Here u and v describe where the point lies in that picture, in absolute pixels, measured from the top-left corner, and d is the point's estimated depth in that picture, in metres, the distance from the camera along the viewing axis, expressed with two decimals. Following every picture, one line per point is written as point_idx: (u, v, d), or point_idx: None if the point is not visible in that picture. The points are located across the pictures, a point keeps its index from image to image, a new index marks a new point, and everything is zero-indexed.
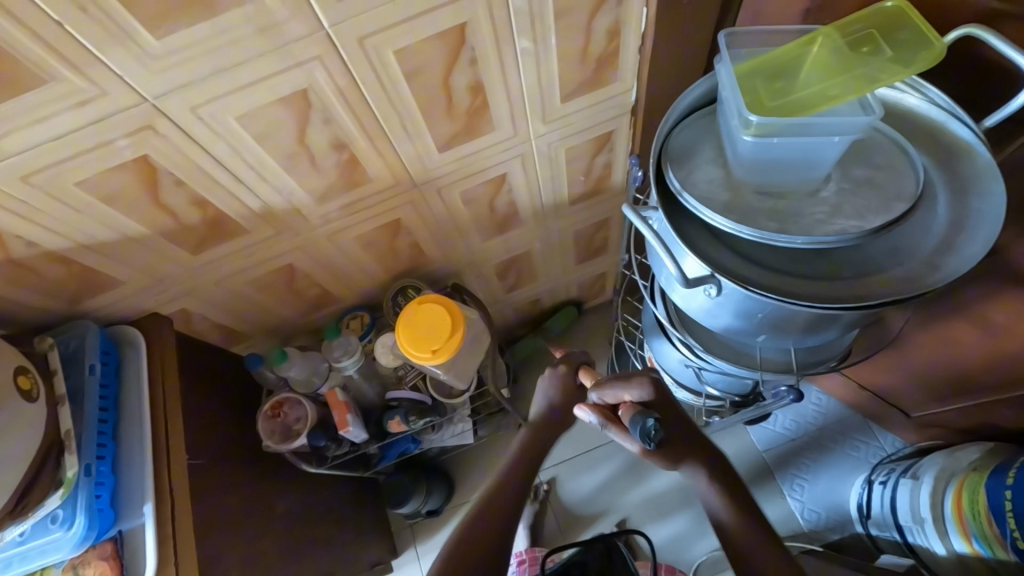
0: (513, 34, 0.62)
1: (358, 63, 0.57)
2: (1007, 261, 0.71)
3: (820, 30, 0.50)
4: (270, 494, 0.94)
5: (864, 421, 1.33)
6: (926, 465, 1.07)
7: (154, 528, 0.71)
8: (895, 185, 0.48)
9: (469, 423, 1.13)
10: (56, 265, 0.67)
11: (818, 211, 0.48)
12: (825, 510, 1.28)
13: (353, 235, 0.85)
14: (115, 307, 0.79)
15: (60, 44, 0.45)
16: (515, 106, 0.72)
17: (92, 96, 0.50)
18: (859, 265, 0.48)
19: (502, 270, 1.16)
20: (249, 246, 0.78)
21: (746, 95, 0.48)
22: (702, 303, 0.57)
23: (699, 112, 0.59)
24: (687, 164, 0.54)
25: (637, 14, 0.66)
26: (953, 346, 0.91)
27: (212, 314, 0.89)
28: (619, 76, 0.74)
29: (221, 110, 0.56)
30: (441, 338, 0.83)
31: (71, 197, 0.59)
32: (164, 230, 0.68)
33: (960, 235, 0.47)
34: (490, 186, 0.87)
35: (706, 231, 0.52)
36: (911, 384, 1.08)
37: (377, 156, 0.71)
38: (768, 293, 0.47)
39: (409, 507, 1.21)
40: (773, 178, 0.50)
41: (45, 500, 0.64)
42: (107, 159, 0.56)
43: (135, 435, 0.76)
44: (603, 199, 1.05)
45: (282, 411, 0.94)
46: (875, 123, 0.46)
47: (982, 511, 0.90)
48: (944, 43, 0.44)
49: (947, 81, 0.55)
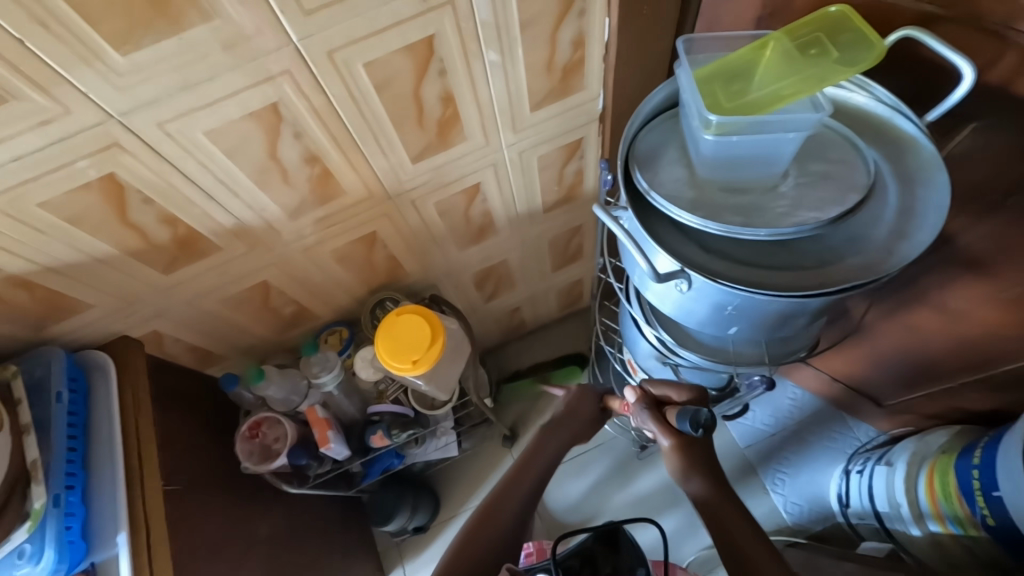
0: (481, 45, 0.63)
1: (328, 76, 0.58)
2: (958, 248, 0.75)
3: (771, 35, 0.53)
4: (251, 517, 0.91)
5: (839, 412, 1.37)
6: (898, 450, 1.10)
7: (130, 559, 0.69)
8: (848, 177, 0.50)
9: (452, 435, 1.13)
10: (19, 289, 0.65)
11: (778, 205, 0.50)
12: (806, 502, 1.31)
13: (328, 249, 0.84)
14: (83, 332, 0.77)
15: (22, 62, 0.45)
16: (486, 116, 0.74)
17: (56, 115, 0.49)
18: (820, 255, 0.50)
19: (479, 280, 1.16)
20: (222, 264, 0.77)
21: (705, 97, 0.50)
22: (675, 300, 0.59)
23: (662, 115, 0.61)
24: (654, 165, 0.56)
25: (600, 24, 0.69)
26: (915, 334, 0.95)
27: (185, 336, 0.87)
28: (585, 84, 0.76)
29: (189, 125, 0.56)
30: (421, 348, 0.83)
31: (35, 218, 0.58)
32: (133, 249, 0.67)
33: (911, 222, 0.49)
34: (464, 196, 0.88)
35: (674, 228, 0.54)
36: (879, 373, 1.12)
37: (350, 169, 0.71)
38: (736, 285, 0.48)
39: (394, 524, 1.21)
40: (734, 175, 0.52)
41: (11, 534, 0.61)
42: (72, 179, 0.55)
43: (107, 463, 0.73)
44: (576, 206, 1.07)
45: (261, 431, 0.92)
46: (826, 119, 0.48)
47: (952, 492, 0.93)
48: (884, 44, 0.47)
49: (892, 80, 0.58)
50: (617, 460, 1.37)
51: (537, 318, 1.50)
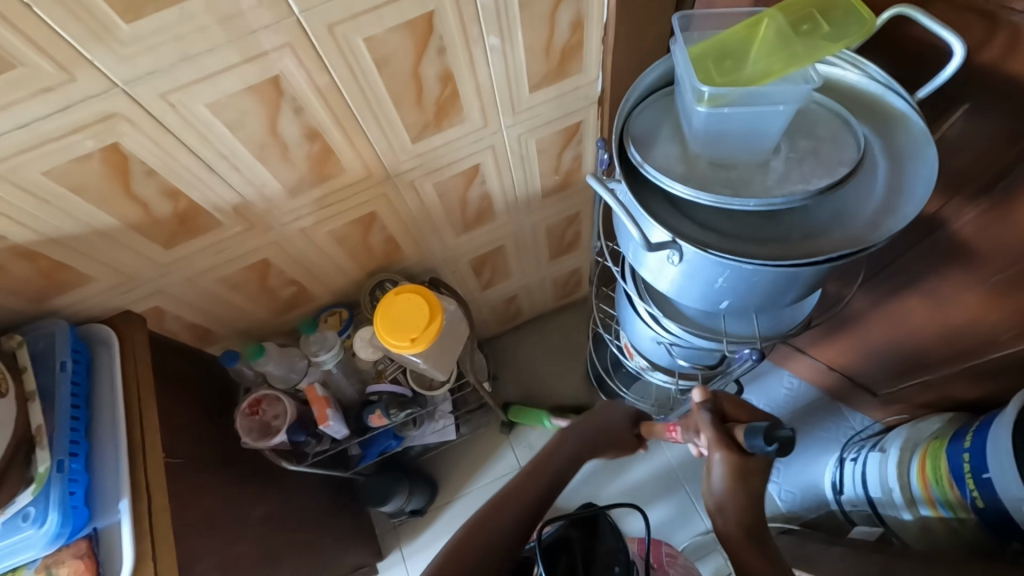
0: (480, 24, 0.64)
1: (329, 51, 0.59)
2: (948, 233, 0.76)
3: (765, 12, 0.54)
4: (249, 494, 0.93)
5: (833, 402, 1.38)
6: (891, 438, 1.11)
7: (131, 524, 0.70)
8: (837, 152, 0.51)
9: (450, 419, 1.15)
10: (23, 260, 0.66)
11: (767, 179, 0.51)
12: (800, 490, 1.32)
13: (327, 229, 0.85)
14: (85, 306, 0.78)
15: (27, 28, 0.46)
16: (485, 97, 0.74)
17: (61, 83, 0.50)
18: (809, 228, 0.51)
19: (477, 266, 1.17)
20: (223, 240, 0.78)
21: (698, 72, 0.51)
22: (668, 275, 0.60)
23: (657, 93, 0.62)
24: (647, 141, 0.57)
25: (597, 5, 0.69)
26: (908, 321, 0.96)
27: (185, 313, 0.88)
28: (582, 66, 0.77)
29: (191, 97, 0.56)
30: (420, 327, 0.84)
31: (40, 189, 0.59)
32: (136, 223, 0.68)
33: (898, 196, 0.50)
34: (462, 178, 0.89)
35: (666, 202, 0.54)
36: (872, 362, 1.13)
37: (349, 147, 0.72)
38: (725, 255, 0.49)
39: (392, 504, 1.21)
40: (725, 150, 0.53)
41: (17, 495, 0.63)
42: (77, 149, 0.56)
43: (108, 435, 0.75)
44: (573, 193, 1.08)
45: (260, 409, 0.93)
46: (814, 93, 0.49)
47: (943, 476, 0.94)
48: (875, 19, 0.48)
49: (884, 61, 0.59)
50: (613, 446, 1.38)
51: (534, 307, 1.51)
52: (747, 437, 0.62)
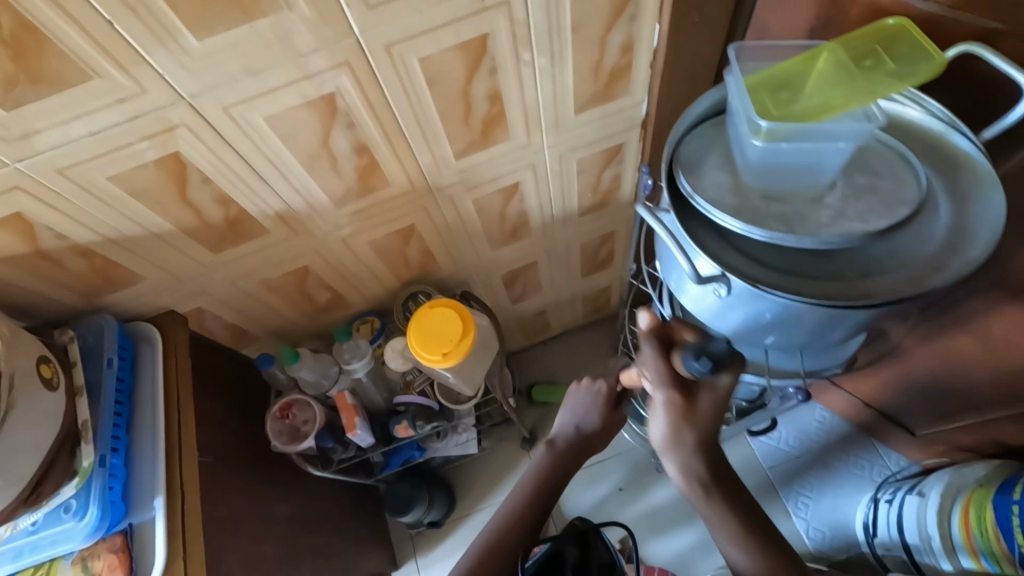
0: (533, 47, 0.65)
1: (384, 70, 0.60)
2: (1005, 273, 0.73)
3: (825, 47, 0.53)
4: (274, 496, 0.93)
5: (867, 438, 1.33)
6: (930, 481, 1.06)
7: (164, 521, 0.71)
8: (897, 190, 0.49)
9: (473, 431, 1.13)
10: (81, 259, 0.69)
11: (822, 215, 0.50)
12: (828, 527, 1.28)
13: (367, 239, 0.87)
14: (133, 304, 0.80)
15: (106, 41, 0.48)
16: (530, 117, 0.75)
17: (132, 93, 0.52)
18: (865, 266, 0.49)
19: (510, 280, 1.18)
20: (267, 246, 0.79)
21: (753, 104, 0.50)
22: (710, 304, 0.59)
23: (708, 122, 0.61)
24: (696, 170, 0.56)
25: (649, 31, 0.69)
26: (955, 360, 0.92)
27: (225, 314, 0.90)
28: (629, 89, 0.77)
29: (250, 109, 0.58)
30: (452, 341, 0.84)
31: (103, 192, 0.61)
32: (188, 227, 0.70)
33: (962, 238, 0.48)
34: (502, 195, 0.90)
35: (714, 233, 0.54)
36: (913, 400, 1.09)
37: (395, 161, 0.73)
38: (776, 292, 0.48)
39: (411, 516, 1.21)
40: (780, 183, 0.52)
41: (60, 489, 0.65)
42: (141, 155, 0.58)
43: (147, 432, 0.77)
44: (609, 212, 1.07)
45: (291, 412, 0.95)
46: (878, 130, 0.48)
47: (990, 528, 0.90)
48: (944, 57, 0.47)
49: (947, 96, 0.57)
50: (635, 469, 1.36)
51: (561, 322, 1.50)
52: (683, 361, 0.56)
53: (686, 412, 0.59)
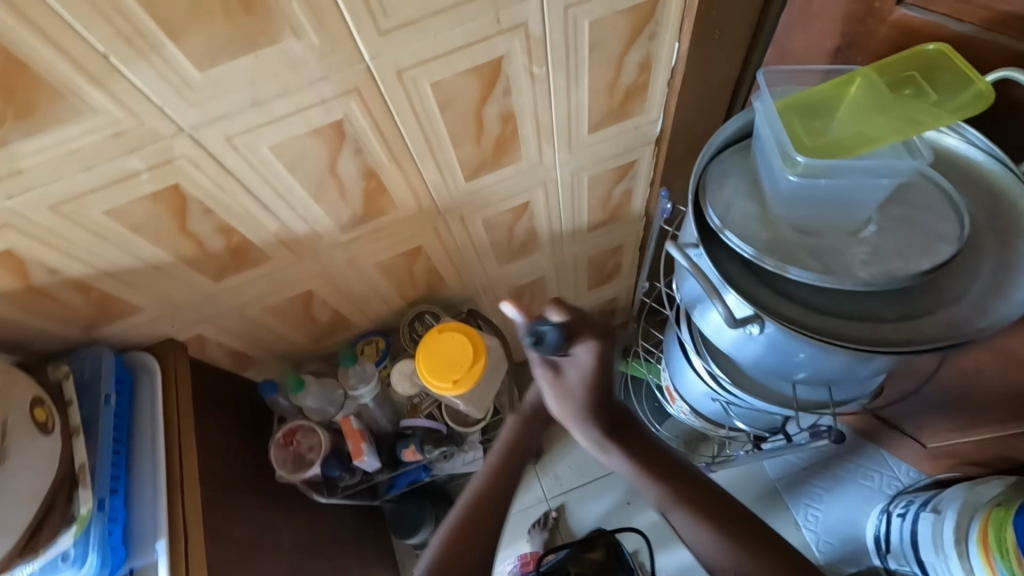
0: (549, 69, 0.62)
1: (395, 95, 0.57)
2: None
3: (859, 72, 0.51)
4: (279, 523, 0.90)
5: (877, 449, 1.31)
6: (947, 497, 1.05)
7: (167, 564, 0.68)
8: (940, 226, 0.47)
9: (481, 452, 1.07)
10: (77, 292, 0.66)
11: (862, 252, 0.47)
12: (840, 539, 1.27)
13: (373, 261, 0.84)
14: (130, 334, 0.77)
15: (103, 75, 0.45)
16: (543, 138, 0.72)
17: (131, 126, 0.49)
18: (906, 306, 0.47)
19: (517, 296, 1.15)
20: (271, 272, 0.76)
21: (787, 133, 0.48)
22: (733, 333, 0.58)
23: (733, 146, 0.59)
24: (726, 198, 0.53)
25: (668, 49, 0.67)
26: (974, 378, 0.90)
27: (226, 340, 0.87)
28: (645, 107, 0.74)
29: (255, 139, 0.55)
30: (463, 367, 0.81)
31: (99, 226, 0.58)
32: (188, 257, 0.67)
33: (1007, 277, 0.46)
34: (511, 214, 0.87)
35: (745, 267, 0.51)
36: (927, 415, 1.07)
37: (404, 184, 0.70)
38: (814, 335, 0.46)
39: (420, 537, 1.18)
40: (815, 217, 0.49)
41: (56, 538, 0.62)
42: (141, 188, 0.55)
43: (148, 468, 0.74)
44: (619, 226, 1.05)
45: (295, 439, 0.92)
46: (924, 167, 0.46)
47: (1011, 549, 0.89)
48: (991, 86, 0.44)
49: (984, 120, 0.55)
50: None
51: None
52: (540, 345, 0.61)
53: (563, 387, 0.62)
